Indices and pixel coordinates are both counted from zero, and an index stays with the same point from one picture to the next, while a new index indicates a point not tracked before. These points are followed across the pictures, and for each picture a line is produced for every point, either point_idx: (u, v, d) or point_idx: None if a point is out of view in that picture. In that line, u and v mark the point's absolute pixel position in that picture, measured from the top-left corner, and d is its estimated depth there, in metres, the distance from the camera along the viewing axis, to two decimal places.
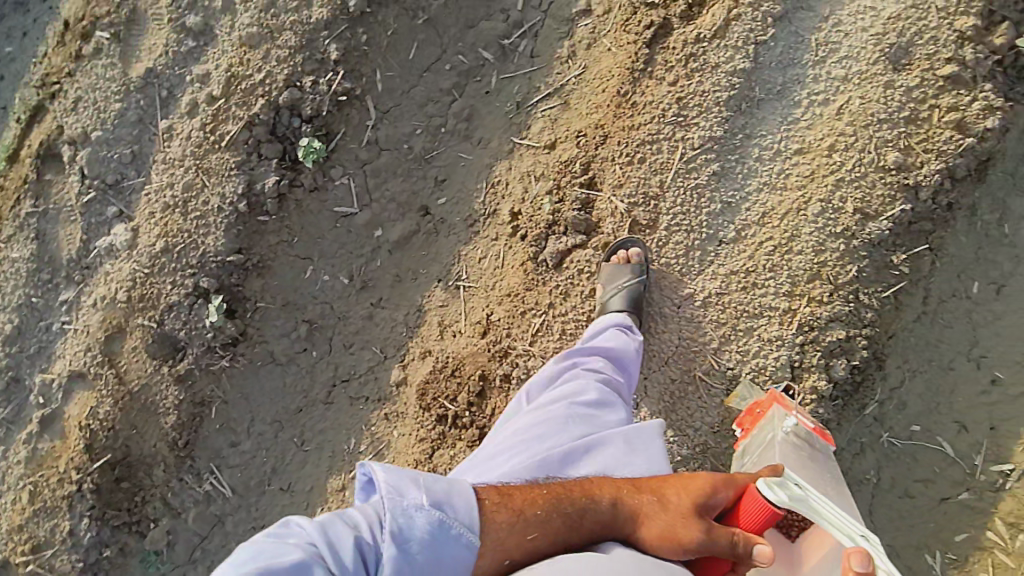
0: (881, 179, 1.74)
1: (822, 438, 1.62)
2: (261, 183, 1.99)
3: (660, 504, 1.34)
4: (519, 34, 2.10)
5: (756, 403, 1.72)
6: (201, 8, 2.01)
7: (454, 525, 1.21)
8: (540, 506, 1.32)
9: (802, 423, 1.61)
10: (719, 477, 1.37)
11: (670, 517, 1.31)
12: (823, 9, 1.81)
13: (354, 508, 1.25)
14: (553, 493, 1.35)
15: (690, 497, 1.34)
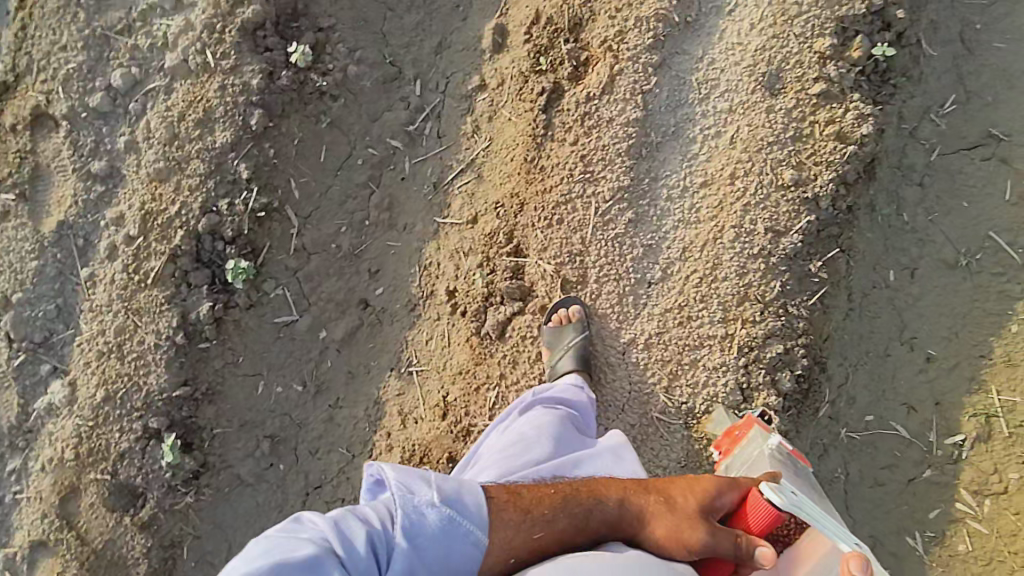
0: (782, 196, 1.85)
1: (801, 459, 1.65)
2: (195, 312, 1.98)
3: (666, 505, 1.45)
4: (422, 119, 2.18)
5: (734, 426, 1.75)
6: (103, 153, 2.03)
7: (462, 523, 1.30)
8: (548, 505, 1.41)
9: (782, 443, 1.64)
10: (724, 480, 1.47)
11: (676, 518, 1.41)
12: (696, 50, 1.93)
13: (364, 505, 1.34)
14: (560, 494, 1.45)
15: (697, 499, 1.44)
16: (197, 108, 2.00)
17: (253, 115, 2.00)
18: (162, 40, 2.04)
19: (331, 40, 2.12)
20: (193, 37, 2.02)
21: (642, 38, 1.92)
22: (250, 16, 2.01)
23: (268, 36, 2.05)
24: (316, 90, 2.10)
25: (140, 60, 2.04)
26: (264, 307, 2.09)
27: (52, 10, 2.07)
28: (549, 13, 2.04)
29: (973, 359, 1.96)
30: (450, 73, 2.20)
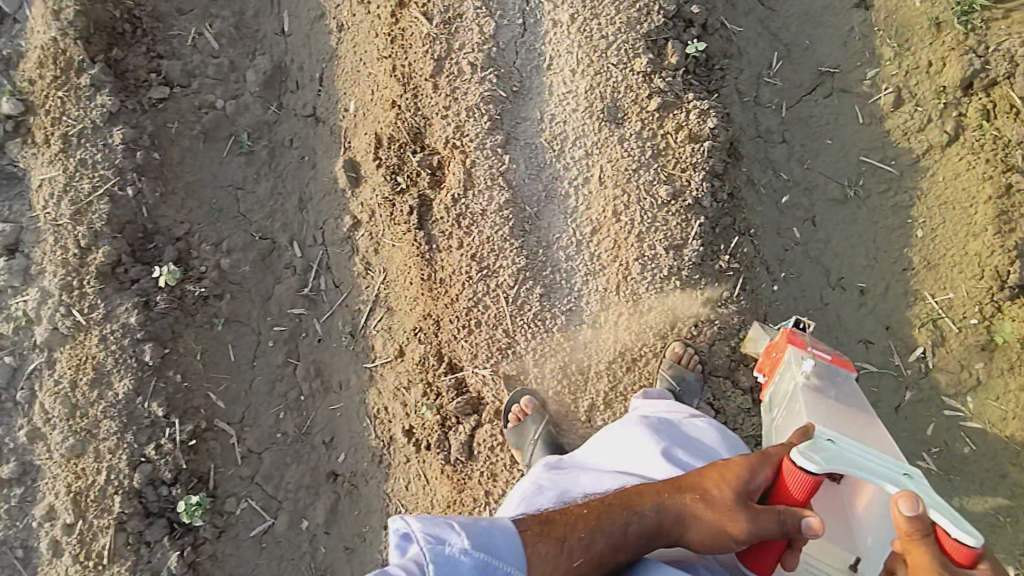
0: (667, 212, 1.89)
1: (842, 368, 1.59)
2: (165, 568, 1.95)
3: (705, 503, 1.36)
4: (313, 277, 2.17)
5: (771, 347, 1.70)
6: (10, 453, 2.03)
7: (498, 565, 1.29)
8: (583, 528, 1.38)
9: (818, 359, 1.60)
10: (757, 455, 1.33)
11: (718, 511, 1.32)
12: (534, 113, 1.96)
13: (392, 564, 1.26)
14: (594, 511, 1.41)
15: (734, 483, 1.33)
16: (86, 369, 2.01)
17: (145, 350, 2.01)
18: (25, 318, 2.05)
19: (193, 243, 2.12)
20: (55, 305, 2.03)
21: (479, 125, 1.94)
22: (102, 258, 2.02)
23: (129, 268, 2.05)
24: (198, 298, 2.09)
25: (11, 347, 2.05)
26: (235, 527, 2.05)
27: None
28: (388, 132, 2.05)
29: (898, 276, 2.01)
30: (321, 221, 2.19)
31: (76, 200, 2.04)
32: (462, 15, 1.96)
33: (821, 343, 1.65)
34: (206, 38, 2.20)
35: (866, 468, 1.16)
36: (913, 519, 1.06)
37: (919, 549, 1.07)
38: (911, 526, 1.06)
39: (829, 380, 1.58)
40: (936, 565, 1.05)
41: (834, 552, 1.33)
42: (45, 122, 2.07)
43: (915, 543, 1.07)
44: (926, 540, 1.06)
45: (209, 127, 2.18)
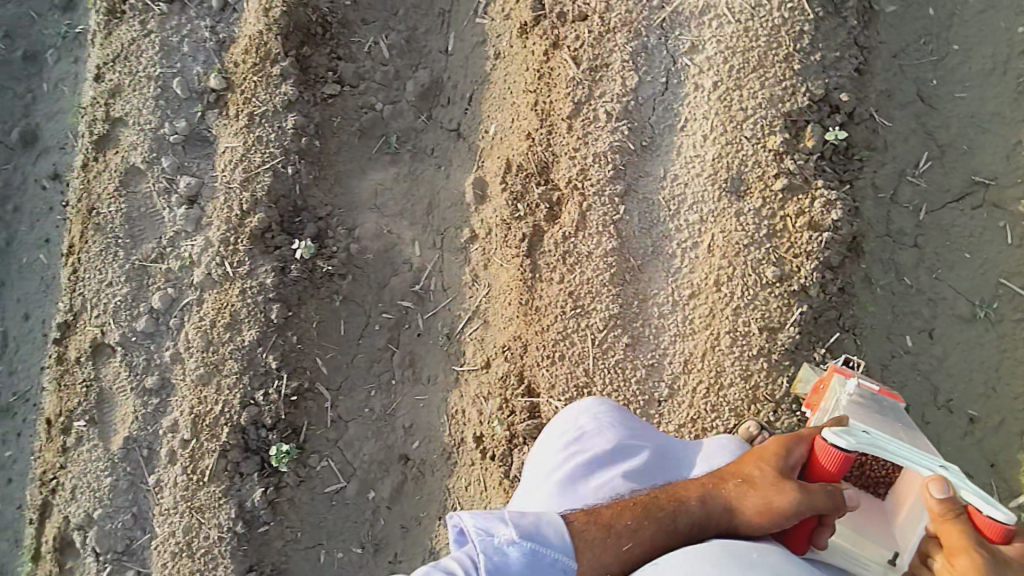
0: (769, 293, 1.88)
1: (890, 397, 1.58)
2: (250, 499, 2.28)
3: (747, 484, 1.51)
4: (426, 276, 2.39)
5: (819, 380, 1.72)
6: (154, 367, 2.44)
7: (545, 552, 1.38)
8: (631, 515, 1.49)
9: (865, 386, 1.60)
10: (790, 437, 1.54)
11: (763, 490, 1.48)
12: (658, 170, 2.02)
13: (447, 558, 1.40)
14: (639, 502, 1.53)
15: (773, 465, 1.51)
16: (224, 314, 2.35)
17: (273, 309, 2.31)
18: (189, 259, 2.44)
19: (332, 224, 2.39)
20: (213, 253, 2.38)
21: (603, 171, 2.02)
22: (257, 223, 2.34)
23: (276, 235, 2.36)
24: (325, 274, 2.37)
25: (174, 280, 2.45)
26: (314, 480, 2.35)
27: (97, 251, 2.53)
28: (518, 160, 2.18)
29: (1017, 413, 1.85)
30: (444, 227, 2.40)
31: (248, 168, 2.38)
32: (608, 66, 2.05)
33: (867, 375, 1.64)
34: (381, 47, 2.46)
35: (908, 456, 1.34)
36: (943, 500, 1.29)
37: (952, 526, 1.28)
38: (943, 506, 1.29)
39: (876, 407, 1.58)
40: (972, 541, 1.26)
41: (871, 548, 1.47)
42: (239, 99, 2.44)
43: (950, 521, 1.28)
44: (959, 518, 1.28)
45: (366, 126, 2.44)
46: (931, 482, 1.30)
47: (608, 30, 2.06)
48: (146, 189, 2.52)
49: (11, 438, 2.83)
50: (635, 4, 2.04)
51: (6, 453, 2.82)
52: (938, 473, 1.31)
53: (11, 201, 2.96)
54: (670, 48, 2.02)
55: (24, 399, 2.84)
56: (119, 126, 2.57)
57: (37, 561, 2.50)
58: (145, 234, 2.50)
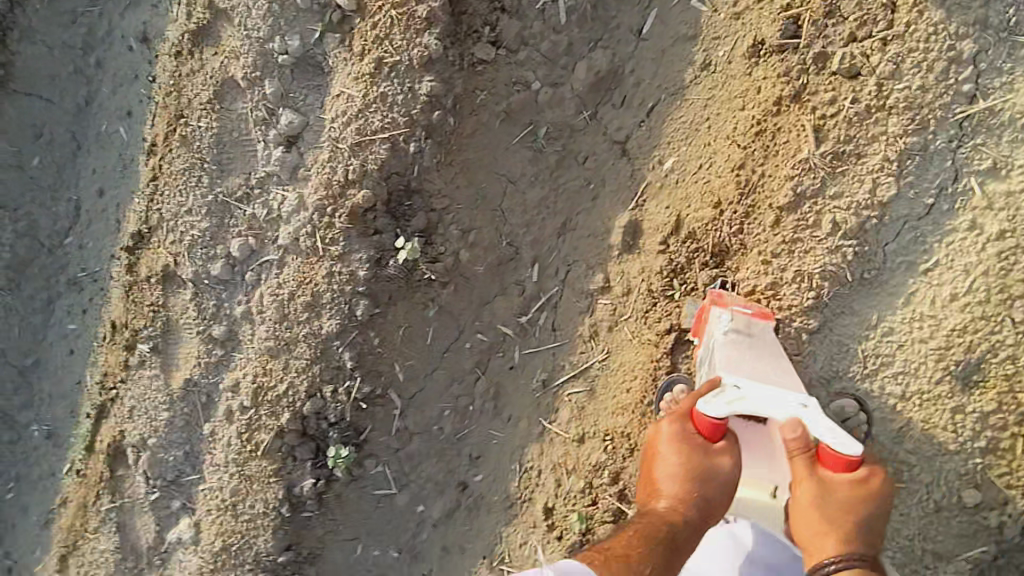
0: (955, 516, 1.58)
1: (760, 319, 1.60)
2: (298, 486, 2.13)
3: (702, 477, 1.45)
4: (537, 308, 2.04)
5: (700, 310, 1.70)
6: (223, 316, 2.20)
7: None
8: (639, 543, 1.42)
9: (739, 315, 1.59)
10: (674, 422, 1.51)
11: (705, 481, 1.45)
12: (870, 313, 1.60)
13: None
14: (639, 539, 1.43)
15: (687, 458, 1.47)
16: (306, 290, 2.04)
17: (359, 305, 2.00)
18: (277, 213, 2.09)
19: (444, 220, 2.00)
20: (305, 219, 2.02)
21: (799, 295, 1.63)
22: (360, 201, 1.94)
23: (378, 217, 1.97)
24: (424, 278, 2.02)
25: (258, 230, 2.13)
26: (365, 480, 2.18)
27: (179, 167, 2.18)
28: (694, 228, 1.75)
29: None
30: (573, 260, 1.99)
31: (363, 130, 1.93)
32: (860, 159, 1.57)
33: (742, 297, 1.64)
34: (558, 8, 1.87)
35: (770, 403, 1.40)
36: (795, 439, 1.36)
37: (797, 462, 1.37)
38: (792, 445, 1.37)
39: (747, 335, 1.59)
40: (815, 470, 1.36)
41: (755, 486, 1.61)
42: (368, 34, 1.91)
43: (795, 458, 1.37)
44: (808, 454, 1.36)
45: (514, 108, 1.93)
46: (783, 425, 1.37)
47: (880, 108, 1.55)
48: (243, 109, 2.11)
49: (77, 312, 2.57)
50: (937, 80, 1.51)
51: (72, 326, 2.58)
52: (793, 416, 1.37)
53: (93, 54, 2.50)
54: (958, 158, 1.52)
55: (93, 280, 2.54)
56: (222, 19, 2.10)
57: (93, 453, 2.43)
58: (233, 165, 2.13)
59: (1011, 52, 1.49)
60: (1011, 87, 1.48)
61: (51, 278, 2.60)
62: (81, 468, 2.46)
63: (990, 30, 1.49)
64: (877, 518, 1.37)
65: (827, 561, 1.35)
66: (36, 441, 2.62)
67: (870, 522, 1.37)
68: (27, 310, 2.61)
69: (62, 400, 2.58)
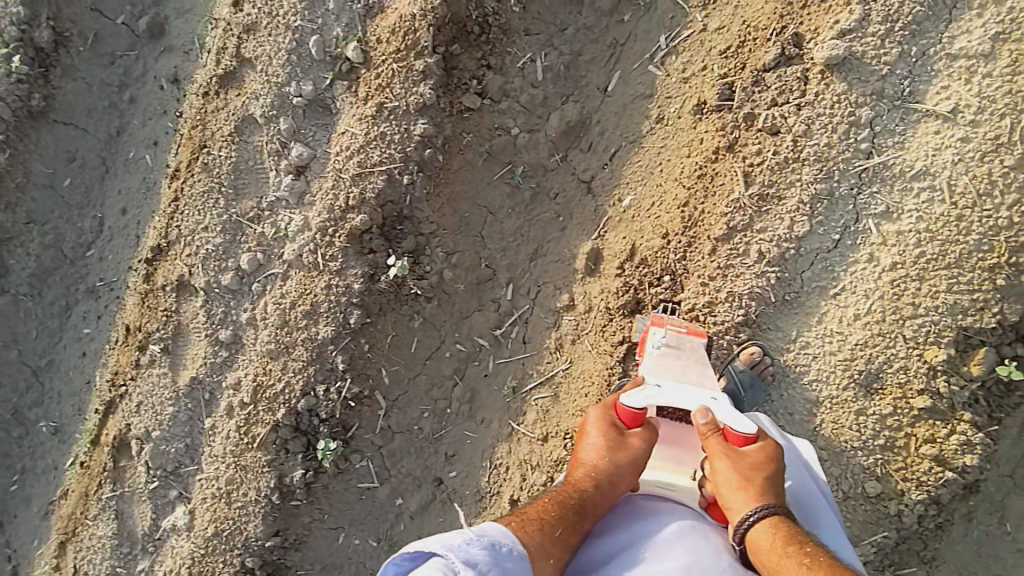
0: (860, 503, 1.80)
1: (694, 335, 1.87)
2: (289, 476, 2.36)
3: (613, 450, 1.69)
4: (510, 322, 2.33)
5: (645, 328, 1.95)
6: (230, 321, 2.46)
7: (503, 549, 1.41)
8: (552, 508, 1.61)
9: (674, 332, 1.85)
10: (602, 409, 1.78)
11: (618, 456, 1.68)
12: (790, 329, 1.85)
13: (453, 536, 1.40)
14: (554, 504, 1.62)
15: (606, 435, 1.72)
16: (306, 300, 2.31)
17: (352, 315, 2.27)
18: (284, 232, 2.38)
19: (431, 243, 2.29)
20: (308, 237, 2.31)
21: (732, 313, 1.88)
22: (357, 223, 2.23)
23: (373, 238, 2.26)
24: (412, 293, 2.31)
25: (265, 247, 2.41)
26: (349, 473, 2.42)
27: (198, 190, 2.47)
28: (645, 254, 2.04)
29: None
30: (542, 282, 2.29)
31: (364, 163, 2.23)
32: (782, 200, 1.83)
33: (678, 317, 1.90)
34: (536, 67, 2.21)
35: (686, 397, 1.73)
36: (706, 423, 1.68)
37: (711, 442, 1.64)
38: (705, 428, 1.67)
39: (681, 347, 1.85)
40: (725, 445, 1.62)
41: (679, 472, 1.78)
42: (372, 82, 2.23)
43: (709, 438, 1.65)
44: (717, 434, 1.65)
45: (495, 149, 2.26)
46: (696, 411, 1.69)
47: (797, 158, 1.81)
48: (258, 142, 2.42)
49: (92, 317, 2.82)
50: (840, 139, 1.77)
51: (86, 330, 2.82)
52: (703, 405, 1.70)
53: (128, 91, 2.83)
54: (859, 204, 1.77)
55: (109, 289, 2.80)
56: (246, 67, 2.43)
57: (98, 445, 2.65)
58: (247, 189, 2.43)
59: (903, 118, 1.73)
60: (903, 146, 1.73)
61: (71, 286, 2.85)
62: (83, 460, 2.68)
63: (885, 100, 1.74)
64: (781, 481, 1.61)
65: (747, 516, 1.53)
66: (42, 437, 2.83)
67: (776, 483, 1.60)
68: (45, 314, 2.85)
69: (71, 398, 2.81)
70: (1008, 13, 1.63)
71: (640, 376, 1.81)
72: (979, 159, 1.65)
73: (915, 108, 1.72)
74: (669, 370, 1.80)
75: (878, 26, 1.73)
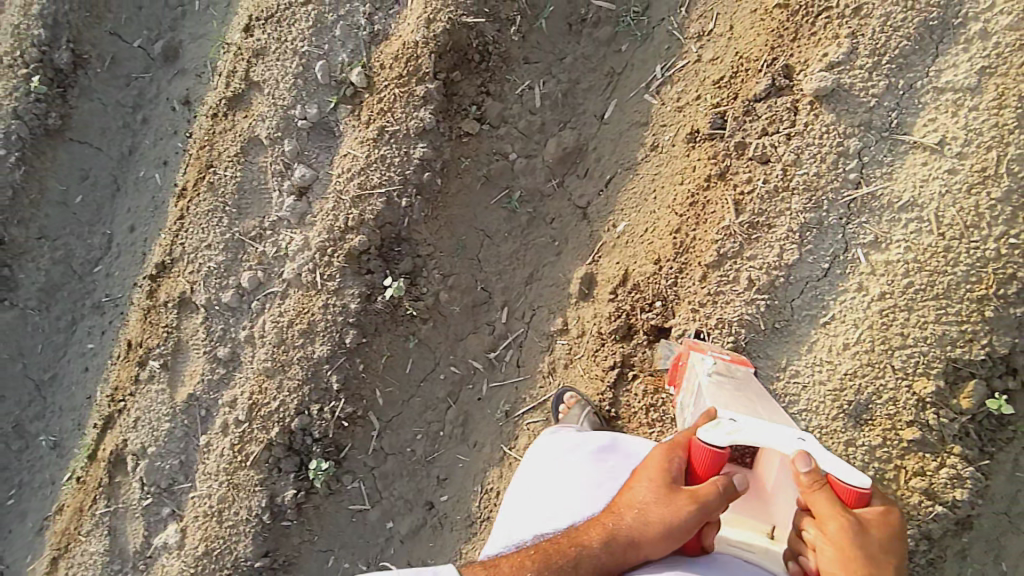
0: None
1: (740, 364, 1.81)
2: (281, 496, 2.37)
3: (643, 513, 1.57)
4: (504, 345, 2.34)
5: (677, 357, 1.93)
6: (228, 338, 2.49)
7: None
8: (532, 566, 1.60)
9: (721, 360, 1.80)
10: (668, 449, 1.60)
11: (658, 518, 1.53)
12: (780, 357, 1.86)
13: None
14: (537, 559, 1.61)
15: (658, 487, 1.57)
16: (303, 319, 2.34)
17: (348, 334, 2.30)
18: (285, 251, 2.43)
19: (428, 265, 2.32)
20: (308, 257, 2.35)
21: (721, 340, 1.90)
22: (355, 244, 2.26)
23: (371, 259, 2.29)
24: (407, 314, 2.33)
25: (265, 266, 2.45)
26: (341, 495, 2.41)
27: (203, 209, 2.53)
28: (637, 280, 2.06)
29: None
30: (537, 305, 2.31)
31: (364, 185, 2.27)
32: (771, 228, 1.85)
33: (721, 346, 1.87)
34: (534, 94, 2.26)
35: (773, 437, 1.44)
36: (808, 473, 1.39)
37: (819, 497, 1.38)
38: (809, 478, 1.39)
39: (732, 377, 1.77)
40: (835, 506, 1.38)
41: (752, 527, 1.66)
42: (375, 106, 2.28)
43: (815, 493, 1.39)
44: (824, 490, 1.38)
45: (493, 174, 2.30)
46: (794, 458, 1.40)
47: (786, 188, 1.83)
48: (262, 163, 2.47)
49: (96, 333, 2.87)
50: (829, 169, 1.79)
51: (90, 345, 2.87)
52: (798, 448, 1.41)
53: (141, 112, 2.90)
54: (848, 233, 1.79)
55: (114, 305, 2.86)
56: (253, 90, 2.50)
57: (95, 460, 2.67)
58: (251, 209, 2.48)
59: (890, 149, 1.75)
60: (891, 177, 1.74)
61: (77, 302, 2.90)
62: (79, 475, 2.70)
63: (873, 131, 1.76)
64: (893, 551, 1.40)
65: None
66: (42, 451, 2.86)
67: (888, 557, 1.39)
68: (50, 329, 2.90)
69: (72, 413, 2.85)
70: (993, 48, 1.65)
71: (710, 409, 1.57)
72: (966, 191, 1.66)
73: (903, 139, 1.73)
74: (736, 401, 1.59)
75: (865, 60, 1.76)
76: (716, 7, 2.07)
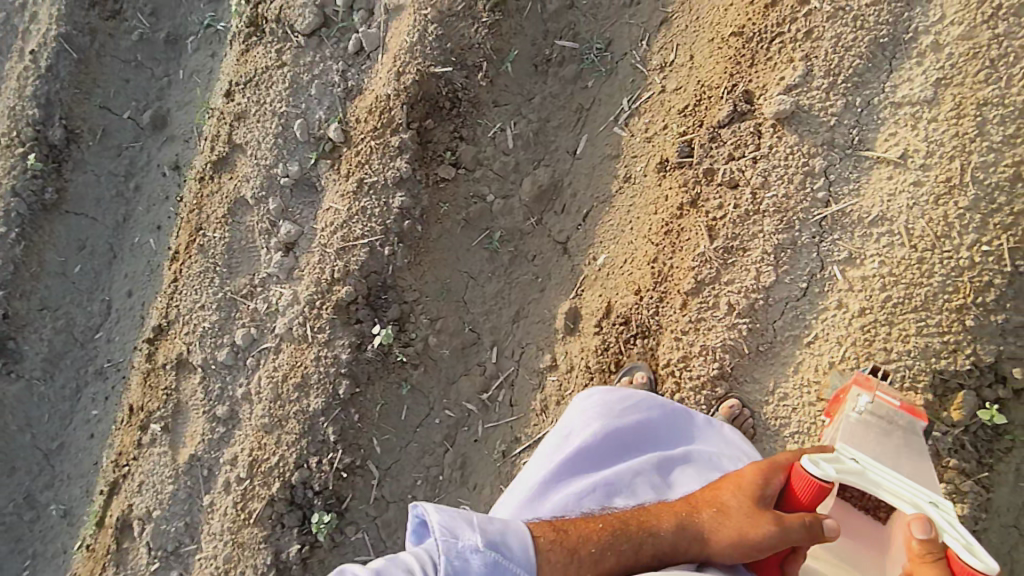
0: None
1: (908, 414, 1.63)
2: (285, 551, 2.36)
3: (720, 515, 1.61)
4: (496, 385, 2.35)
5: (840, 390, 1.73)
6: (226, 397, 2.51)
7: (507, 563, 1.47)
8: (596, 541, 1.58)
9: (885, 402, 1.63)
10: (770, 465, 1.63)
11: (744, 523, 1.56)
12: (767, 381, 1.87)
13: (466, 530, 1.48)
14: (606, 536, 1.59)
15: (750, 494, 1.60)
16: (297, 372, 2.36)
17: (341, 385, 2.30)
18: (276, 307, 2.45)
19: (415, 310, 2.34)
20: (298, 311, 2.38)
21: (706, 367, 1.91)
22: (343, 295, 2.29)
23: (359, 308, 2.31)
24: (398, 360, 2.34)
25: (258, 322, 2.48)
26: (345, 546, 2.39)
27: (196, 271, 2.57)
28: (621, 310, 2.06)
29: None
30: (526, 343, 2.32)
31: (347, 237, 2.31)
32: (746, 251, 1.86)
33: (891, 389, 1.67)
34: (506, 135, 2.30)
35: (893, 490, 1.40)
36: (924, 541, 1.34)
37: (927, 569, 1.34)
38: (922, 547, 1.35)
39: (885, 424, 1.62)
40: None
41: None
42: (353, 159, 2.34)
43: (926, 563, 1.34)
44: (937, 562, 1.33)
45: (472, 217, 2.33)
46: (912, 522, 1.36)
47: (757, 211, 1.85)
48: (249, 223, 2.52)
49: (100, 399, 2.90)
50: (797, 190, 1.80)
51: (95, 412, 2.90)
52: (920, 512, 1.37)
53: (134, 180, 2.97)
54: (822, 251, 1.79)
55: (116, 370, 2.90)
56: (237, 151, 2.56)
57: (103, 527, 2.68)
58: (241, 267, 2.52)
59: (855, 166, 1.76)
60: (859, 193, 1.75)
61: (81, 369, 2.94)
62: (90, 542, 2.71)
63: (836, 150, 1.78)
64: None
65: None
66: (53, 520, 2.88)
67: None
68: (56, 398, 2.94)
69: (80, 479, 2.87)
70: (946, 59, 1.66)
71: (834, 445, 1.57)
72: (933, 202, 1.66)
73: (867, 155, 1.75)
74: (867, 443, 1.59)
75: (822, 80, 1.78)
76: (676, 39, 2.11)
